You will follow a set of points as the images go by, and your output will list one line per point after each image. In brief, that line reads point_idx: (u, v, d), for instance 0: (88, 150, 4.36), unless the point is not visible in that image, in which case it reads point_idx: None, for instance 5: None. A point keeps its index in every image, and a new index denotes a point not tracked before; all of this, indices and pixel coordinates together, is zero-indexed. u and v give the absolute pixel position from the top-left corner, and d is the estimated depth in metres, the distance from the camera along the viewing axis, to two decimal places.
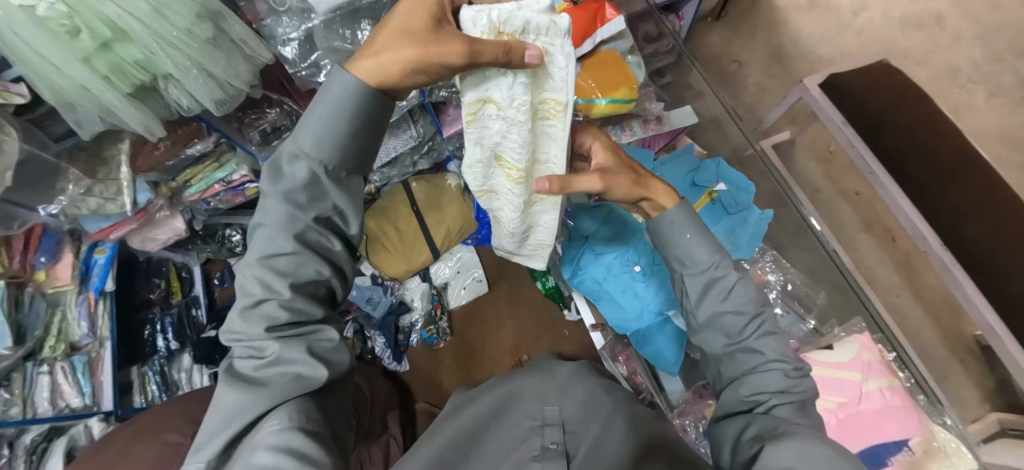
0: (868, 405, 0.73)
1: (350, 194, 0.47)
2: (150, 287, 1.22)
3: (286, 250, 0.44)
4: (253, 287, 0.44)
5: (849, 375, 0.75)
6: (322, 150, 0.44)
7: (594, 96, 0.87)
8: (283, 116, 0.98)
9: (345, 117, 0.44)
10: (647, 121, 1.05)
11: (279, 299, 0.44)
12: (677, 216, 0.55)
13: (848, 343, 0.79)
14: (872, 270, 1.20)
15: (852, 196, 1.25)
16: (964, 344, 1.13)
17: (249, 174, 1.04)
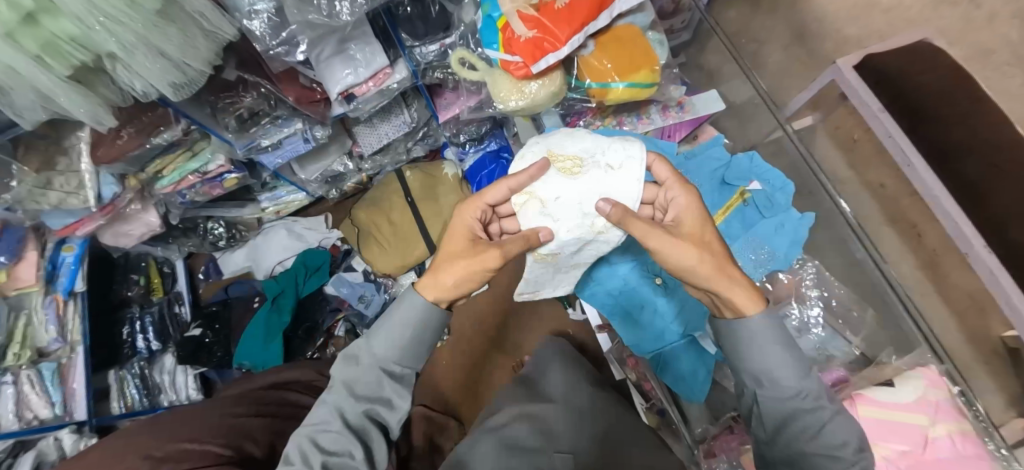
0: (939, 455, 0.64)
1: (400, 391, 0.51)
2: (129, 284, 1.14)
3: (332, 430, 0.48)
4: (293, 459, 0.47)
5: (915, 420, 0.66)
6: (385, 351, 0.51)
7: (609, 80, 0.79)
8: (263, 100, 0.88)
9: (411, 323, 0.51)
10: (667, 106, 0.96)
11: None
12: (762, 331, 0.49)
13: (912, 378, 0.71)
14: (895, 266, 1.11)
15: (875, 187, 1.16)
16: (989, 346, 1.04)
17: (226, 164, 0.96)
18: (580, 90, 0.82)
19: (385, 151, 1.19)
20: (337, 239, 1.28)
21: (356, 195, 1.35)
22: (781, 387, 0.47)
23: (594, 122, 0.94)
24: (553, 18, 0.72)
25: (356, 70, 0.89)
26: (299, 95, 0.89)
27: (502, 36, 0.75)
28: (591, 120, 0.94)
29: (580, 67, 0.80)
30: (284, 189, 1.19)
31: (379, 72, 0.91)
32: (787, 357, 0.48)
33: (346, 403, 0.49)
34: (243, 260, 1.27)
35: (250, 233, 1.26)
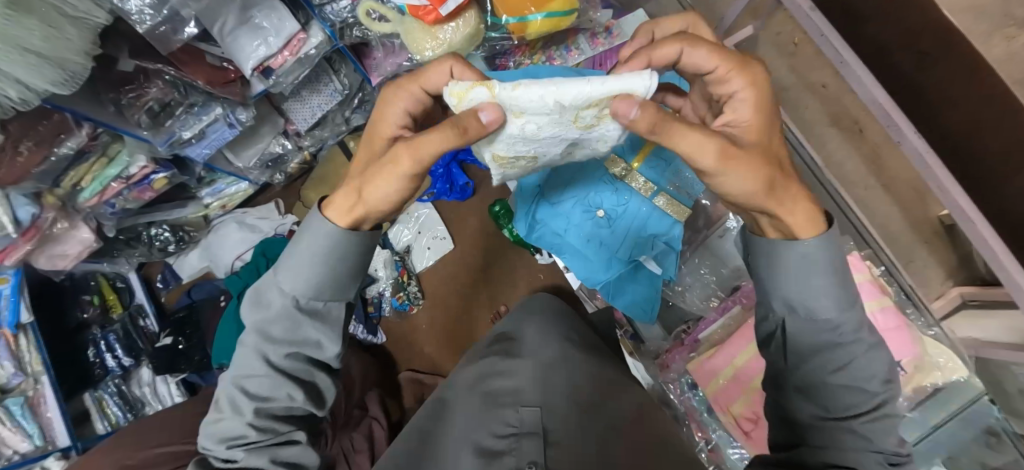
0: (867, 334, 0.72)
1: (329, 325, 0.46)
2: (82, 306, 1.10)
3: (259, 375, 0.45)
4: (229, 401, 0.46)
5: (844, 306, 0.74)
6: (303, 289, 0.43)
7: (526, 12, 0.74)
8: (171, 89, 0.83)
9: (323, 259, 0.43)
10: (595, 34, 0.92)
11: (246, 418, 0.46)
12: (818, 255, 0.42)
13: (843, 267, 0.78)
14: (840, 165, 1.15)
15: (818, 89, 1.17)
16: (929, 226, 1.10)
17: (149, 163, 0.90)
18: (499, 28, 0.79)
19: (322, 123, 1.13)
20: (292, 224, 1.23)
21: (303, 175, 1.29)
22: (815, 318, 0.43)
23: (523, 61, 0.91)
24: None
25: (265, 41, 0.83)
26: (209, 76, 0.83)
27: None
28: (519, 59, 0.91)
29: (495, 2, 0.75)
30: (223, 181, 1.13)
31: (291, 39, 0.85)
32: (827, 283, 0.42)
33: (263, 351, 0.44)
34: (199, 261, 1.23)
35: (200, 233, 1.21)
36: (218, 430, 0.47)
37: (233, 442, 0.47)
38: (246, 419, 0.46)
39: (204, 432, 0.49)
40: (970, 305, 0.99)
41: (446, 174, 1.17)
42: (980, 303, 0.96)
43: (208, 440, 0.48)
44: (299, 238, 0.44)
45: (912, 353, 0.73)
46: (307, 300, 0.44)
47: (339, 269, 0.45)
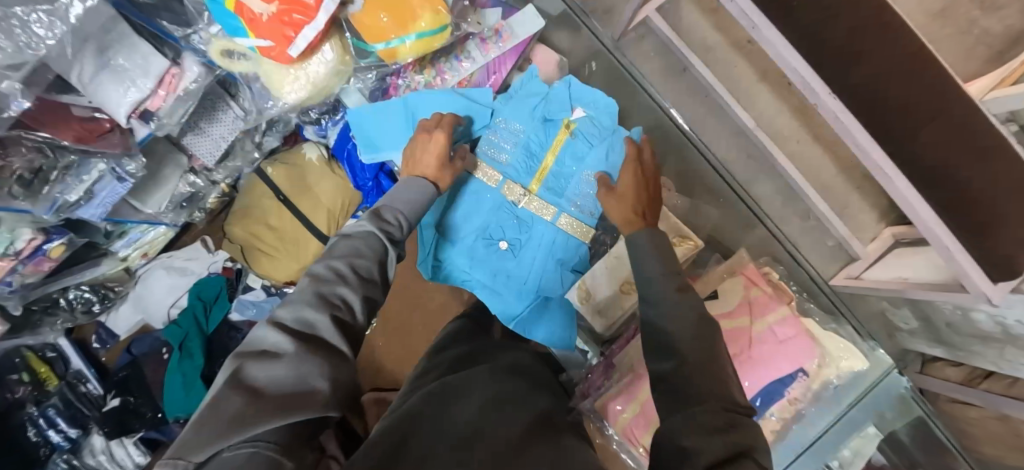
0: (758, 347, 0.74)
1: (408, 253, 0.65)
2: (10, 387, 1.03)
3: (366, 260, 0.57)
4: (325, 274, 0.53)
5: (735, 324, 0.76)
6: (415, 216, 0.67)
7: (393, 37, 0.69)
8: (34, 153, 0.73)
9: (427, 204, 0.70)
10: (485, 38, 0.91)
11: (340, 292, 0.52)
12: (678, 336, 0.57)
13: (733, 284, 0.80)
14: (772, 121, 1.15)
15: (745, 46, 1.14)
16: (859, 171, 1.14)
17: (37, 234, 0.82)
18: (370, 53, 0.72)
19: (231, 153, 1.04)
20: (225, 260, 1.17)
21: (225, 206, 1.21)
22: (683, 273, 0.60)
23: (414, 75, 0.93)
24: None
25: (135, 84, 0.74)
26: (79, 132, 0.74)
27: (243, 20, 0.60)
28: (411, 74, 0.93)
29: (358, 30, 0.69)
30: (137, 229, 1.04)
31: (164, 76, 0.77)
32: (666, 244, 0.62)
33: (381, 248, 0.59)
34: (132, 314, 1.16)
35: (125, 286, 1.14)
36: (294, 307, 0.49)
37: (320, 314, 0.49)
38: (350, 293, 0.53)
39: (276, 312, 0.49)
40: (901, 245, 1.07)
41: (377, 187, 1.07)
42: (910, 241, 1.05)
43: (272, 320, 0.48)
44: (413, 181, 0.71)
45: (810, 361, 0.73)
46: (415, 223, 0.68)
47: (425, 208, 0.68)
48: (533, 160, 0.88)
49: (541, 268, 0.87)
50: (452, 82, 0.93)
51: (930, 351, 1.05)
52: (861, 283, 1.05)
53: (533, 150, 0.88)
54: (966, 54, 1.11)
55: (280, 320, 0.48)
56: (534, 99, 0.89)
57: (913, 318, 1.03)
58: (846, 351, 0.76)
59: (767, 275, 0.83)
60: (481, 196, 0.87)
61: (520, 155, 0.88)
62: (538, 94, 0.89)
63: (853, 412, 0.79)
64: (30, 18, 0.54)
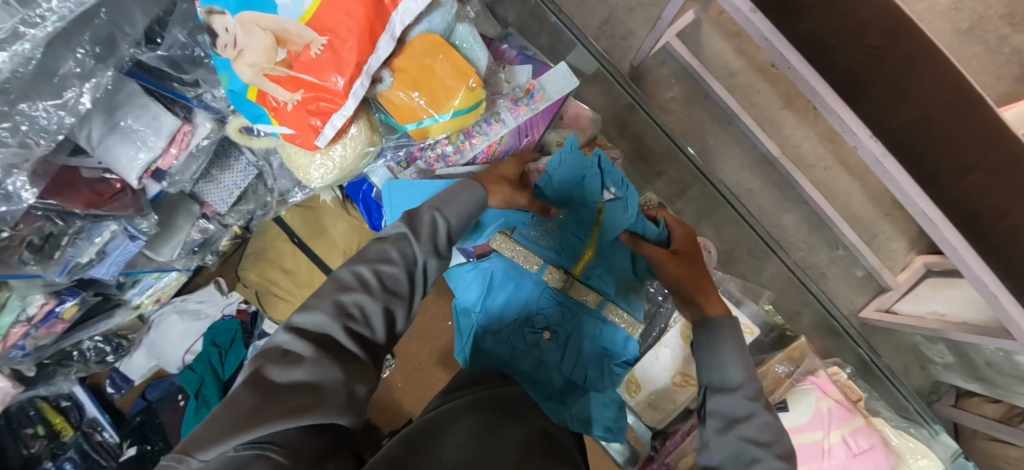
0: (833, 464, 0.71)
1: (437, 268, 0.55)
2: (25, 441, 1.02)
3: (394, 272, 0.49)
4: (340, 282, 0.47)
5: (811, 441, 0.72)
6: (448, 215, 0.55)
7: (423, 117, 0.65)
8: (44, 221, 0.70)
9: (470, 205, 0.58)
10: (515, 100, 0.82)
11: (357, 297, 0.46)
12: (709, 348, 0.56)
13: (804, 394, 0.74)
14: (798, 148, 1.11)
15: (768, 70, 1.11)
16: (888, 197, 1.10)
17: (49, 298, 0.80)
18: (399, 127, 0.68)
19: (244, 197, 1.00)
20: (240, 302, 1.16)
21: (238, 247, 1.17)
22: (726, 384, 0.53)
23: (440, 142, 0.83)
24: (312, 69, 0.54)
25: (145, 144, 0.70)
26: (89, 196, 0.71)
27: (266, 107, 0.57)
28: (437, 142, 0.83)
29: (387, 108, 0.65)
30: (150, 276, 1.01)
31: (175, 135, 0.73)
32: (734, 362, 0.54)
33: (414, 255, 0.51)
34: (146, 360, 1.14)
35: (138, 333, 1.11)
36: (305, 321, 0.44)
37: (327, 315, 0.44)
38: (370, 302, 0.46)
39: (293, 315, 0.45)
40: (933, 275, 1.04)
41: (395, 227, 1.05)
42: (942, 271, 1.02)
43: (292, 325, 0.43)
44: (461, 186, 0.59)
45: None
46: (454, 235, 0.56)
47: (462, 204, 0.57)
48: (572, 246, 0.79)
49: (587, 362, 0.77)
50: (482, 148, 0.82)
51: (964, 385, 1.03)
52: (894, 318, 1.03)
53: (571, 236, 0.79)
54: (998, 75, 1.06)
55: (297, 326, 0.43)
56: (569, 179, 0.79)
57: (950, 353, 1.02)
58: (920, 453, 0.73)
59: (835, 374, 0.77)
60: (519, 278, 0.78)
61: (557, 243, 0.79)
62: (575, 172, 0.79)
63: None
64: (38, 113, 0.51)
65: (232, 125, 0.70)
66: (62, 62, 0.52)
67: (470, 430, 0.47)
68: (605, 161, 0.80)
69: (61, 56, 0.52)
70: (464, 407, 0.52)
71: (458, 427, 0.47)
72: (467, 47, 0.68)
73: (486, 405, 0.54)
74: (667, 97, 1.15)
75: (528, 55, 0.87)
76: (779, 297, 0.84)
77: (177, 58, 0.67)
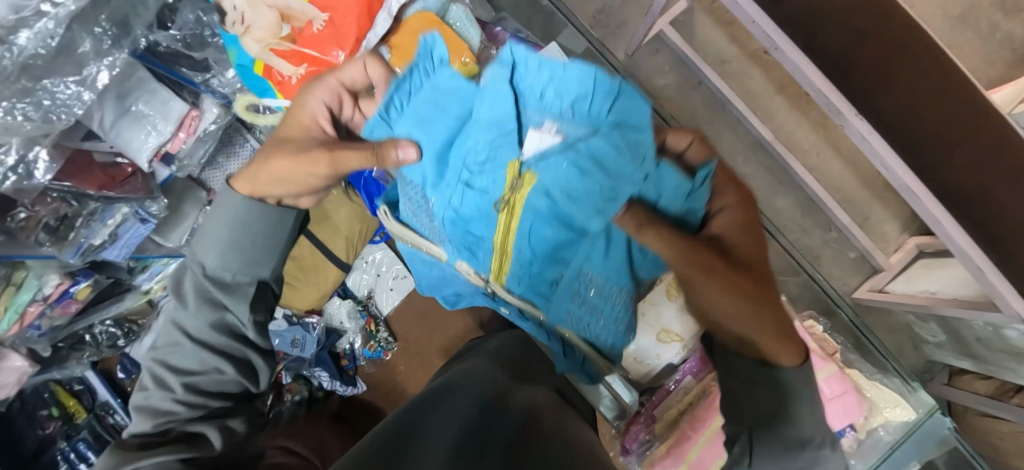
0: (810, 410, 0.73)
1: (237, 297, 0.54)
2: (40, 423, 1.06)
3: (181, 350, 0.54)
4: (149, 382, 0.55)
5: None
6: (208, 264, 0.53)
7: None
8: (60, 202, 0.74)
9: (226, 237, 0.52)
10: None
11: (170, 389, 0.54)
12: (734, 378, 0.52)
13: None
14: (791, 133, 1.13)
15: (760, 57, 1.13)
16: (881, 181, 1.12)
17: (64, 279, 0.83)
18: None
19: None
20: None
21: None
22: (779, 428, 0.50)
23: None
24: (314, 43, 0.63)
25: (155, 128, 0.74)
26: (102, 180, 0.75)
27: (271, 82, 0.64)
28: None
29: None
30: (159, 262, 1.03)
31: (184, 119, 0.75)
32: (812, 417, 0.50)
33: (182, 323, 0.54)
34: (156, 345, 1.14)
35: (148, 318, 1.12)
36: (145, 405, 0.54)
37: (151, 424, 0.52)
38: (155, 393, 0.54)
39: (161, 365, 0.56)
40: (925, 255, 1.06)
41: None
42: (935, 252, 1.03)
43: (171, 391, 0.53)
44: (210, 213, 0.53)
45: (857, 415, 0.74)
46: (213, 270, 0.53)
47: (249, 244, 0.52)
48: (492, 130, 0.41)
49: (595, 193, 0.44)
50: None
51: (957, 363, 1.05)
52: (885, 297, 1.05)
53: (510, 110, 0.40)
54: (990, 59, 1.08)
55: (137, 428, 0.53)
56: (447, 132, 0.42)
57: (942, 332, 1.04)
58: (893, 401, 0.77)
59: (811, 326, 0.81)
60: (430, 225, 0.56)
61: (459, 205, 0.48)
62: (454, 104, 0.40)
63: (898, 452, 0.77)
64: (58, 88, 0.53)
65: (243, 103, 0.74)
66: (80, 42, 0.54)
67: (466, 400, 0.49)
68: (629, 88, 0.40)
69: (77, 37, 0.53)
70: (466, 383, 0.55)
71: (455, 401, 0.49)
72: (461, 26, 0.70)
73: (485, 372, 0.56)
74: (661, 84, 1.17)
75: (520, 36, 0.85)
76: None
77: (190, 39, 0.71)
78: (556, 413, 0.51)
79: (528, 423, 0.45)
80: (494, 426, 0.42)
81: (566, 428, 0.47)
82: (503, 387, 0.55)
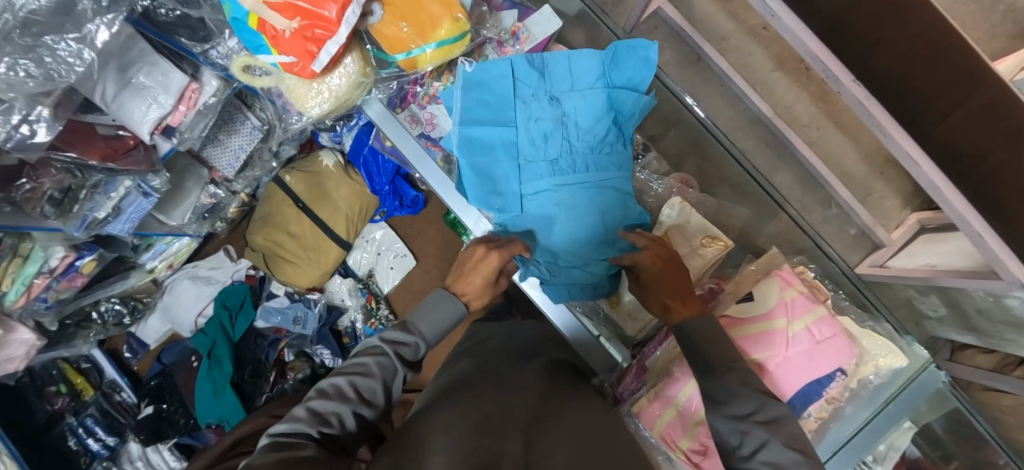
0: (797, 352, 0.65)
1: (430, 335, 0.57)
2: (48, 399, 1.06)
3: (353, 387, 0.51)
4: (302, 406, 0.48)
5: (774, 328, 0.66)
6: (427, 332, 0.57)
7: (413, 47, 0.62)
8: (64, 174, 0.74)
9: (443, 318, 0.58)
10: (503, 42, 0.77)
11: (325, 416, 0.48)
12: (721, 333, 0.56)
13: (768, 284, 0.69)
14: (790, 109, 1.13)
15: (760, 33, 1.12)
16: (882, 156, 1.12)
17: (70, 252, 0.85)
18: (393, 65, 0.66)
19: (250, 164, 1.04)
20: (249, 268, 1.19)
21: (245, 215, 1.23)
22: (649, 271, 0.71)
23: (434, 79, 0.78)
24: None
25: (156, 101, 0.74)
26: (105, 150, 0.75)
27: (265, 37, 0.55)
28: (430, 79, 0.77)
29: (379, 40, 0.63)
30: (162, 241, 1.05)
31: (183, 92, 0.77)
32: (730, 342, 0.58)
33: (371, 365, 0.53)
34: (160, 325, 1.18)
35: (153, 297, 1.17)
36: (299, 425, 0.46)
37: (308, 429, 0.46)
38: (306, 417, 0.47)
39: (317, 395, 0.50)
40: (927, 230, 1.05)
41: (393, 191, 1.09)
42: (936, 227, 1.03)
43: (309, 408, 0.48)
44: (427, 301, 0.58)
45: (850, 359, 0.66)
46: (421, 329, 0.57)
47: (445, 316, 0.58)
48: (557, 203, 0.69)
49: (591, 102, 0.69)
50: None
51: (959, 338, 1.03)
52: (887, 272, 1.02)
53: (561, 230, 0.70)
54: (993, 32, 1.06)
55: (278, 431, 0.45)
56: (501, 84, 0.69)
57: (942, 305, 1.03)
58: (887, 350, 0.71)
59: (802, 273, 0.73)
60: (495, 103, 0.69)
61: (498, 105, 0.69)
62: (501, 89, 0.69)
63: (892, 405, 0.80)
64: (59, 45, 0.51)
65: (233, 64, 0.66)
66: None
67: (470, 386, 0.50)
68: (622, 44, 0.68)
69: None
70: (460, 378, 0.54)
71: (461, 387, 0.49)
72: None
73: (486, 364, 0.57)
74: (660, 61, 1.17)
75: (515, 2, 0.79)
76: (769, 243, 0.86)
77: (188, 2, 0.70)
78: (559, 395, 0.51)
79: (536, 412, 0.44)
80: (506, 411, 0.43)
81: (576, 411, 0.47)
82: (496, 374, 0.54)
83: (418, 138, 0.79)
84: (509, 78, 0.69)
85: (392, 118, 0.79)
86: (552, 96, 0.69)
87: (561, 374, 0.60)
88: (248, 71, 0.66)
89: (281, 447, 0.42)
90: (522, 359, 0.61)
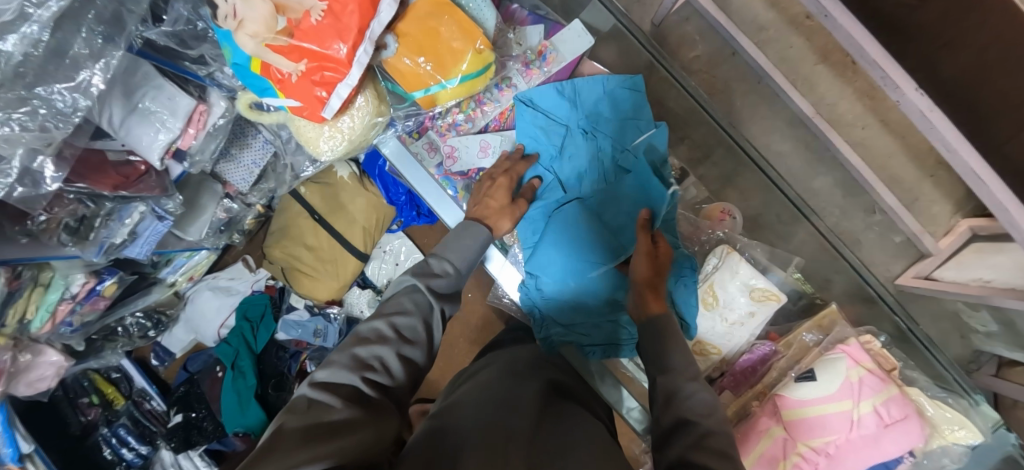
0: (861, 435, 0.63)
1: (463, 256, 0.56)
2: (82, 410, 1.09)
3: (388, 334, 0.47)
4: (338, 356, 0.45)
5: (837, 411, 0.63)
6: (457, 262, 0.55)
7: (432, 84, 0.59)
8: (77, 204, 0.71)
9: (474, 245, 0.57)
10: (527, 63, 0.76)
11: (372, 356, 0.45)
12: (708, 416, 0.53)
13: (832, 361, 0.66)
14: (834, 106, 1.05)
15: (802, 22, 1.03)
16: (932, 157, 1.03)
17: (90, 277, 0.84)
18: (408, 98, 0.62)
19: (264, 176, 1.01)
20: (268, 278, 1.19)
21: (261, 225, 1.23)
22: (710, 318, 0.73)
23: (450, 110, 0.76)
24: (315, 37, 0.49)
25: (164, 125, 0.69)
26: (116, 179, 0.71)
27: (271, 80, 0.52)
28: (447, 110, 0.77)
29: (394, 76, 0.59)
30: (182, 256, 1.04)
31: (192, 115, 0.72)
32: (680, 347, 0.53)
33: (426, 303, 0.51)
34: (185, 334, 1.18)
35: (176, 309, 1.16)
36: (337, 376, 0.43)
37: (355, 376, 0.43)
38: (347, 366, 0.44)
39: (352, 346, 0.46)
40: (979, 239, 0.98)
41: (410, 200, 1.07)
42: (989, 236, 0.95)
43: (345, 359, 0.44)
44: (453, 230, 0.58)
45: (919, 441, 0.63)
46: (456, 265, 0.55)
47: (469, 244, 0.57)
48: (582, 238, 0.67)
49: (624, 134, 0.72)
50: (494, 115, 0.76)
51: (1008, 355, 0.98)
52: (936, 285, 0.97)
53: (594, 278, 0.68)
54: None
55: (317, 380, 0.42)
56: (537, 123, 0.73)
57: (994, 321, 0.98)
58: (956, 423, 0.67)
59: (868, 342, 0.70)
60: (528, 135, 0.73)
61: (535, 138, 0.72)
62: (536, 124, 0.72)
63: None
64: (54, 96, 0.49)
65: (241, 103, 0.65)
66: (71, 43, 0.49)
67: (491, 393, 0.48)
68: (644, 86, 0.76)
69: (69, 38, 0.48)
70: (470, 387, 0.51)
71: (484, 392, 0.49)
72: (475, 7, 0.62)
73: (509, 371, 0.56)
74: (691, 56, 1.09)
75: (540, 15, 0.78)
76: (810, 264, 0.80)
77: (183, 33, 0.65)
78: (520, 443, 0.38)
79: (535, 427, 0.42)
80: (511, 425, 0.41)
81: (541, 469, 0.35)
82: (472, 394, 0.48)
83: (435, 174, 0.77)
84: (538, 111, 0.73)
85: (408, 153, 0.77)
86: (586, 131, 0.72)
87: (555, 413, 0.48)
88: (256, 108, 0.65)
89: (311, 403, 0.39)
90: (507, 388, 0.50)
